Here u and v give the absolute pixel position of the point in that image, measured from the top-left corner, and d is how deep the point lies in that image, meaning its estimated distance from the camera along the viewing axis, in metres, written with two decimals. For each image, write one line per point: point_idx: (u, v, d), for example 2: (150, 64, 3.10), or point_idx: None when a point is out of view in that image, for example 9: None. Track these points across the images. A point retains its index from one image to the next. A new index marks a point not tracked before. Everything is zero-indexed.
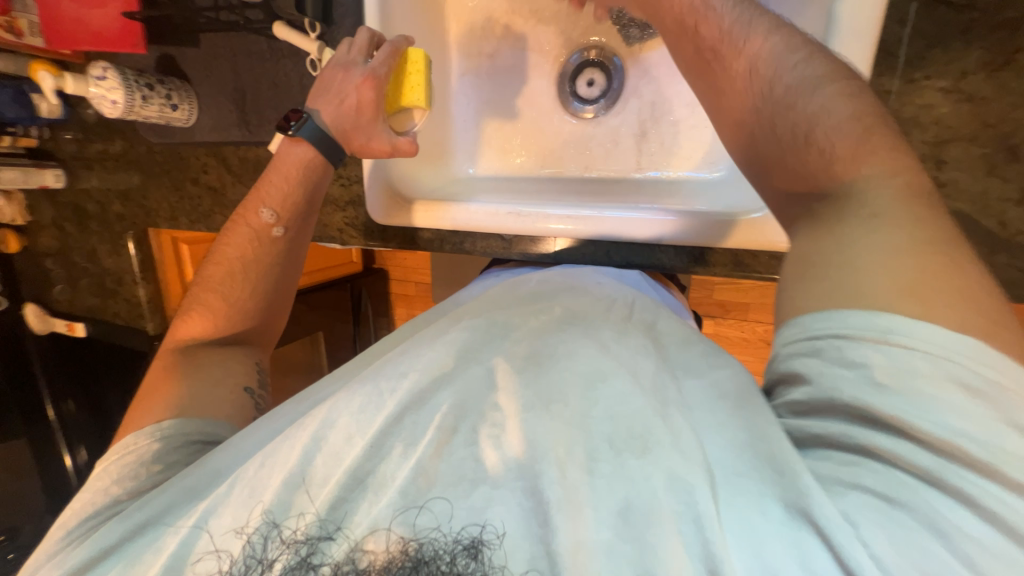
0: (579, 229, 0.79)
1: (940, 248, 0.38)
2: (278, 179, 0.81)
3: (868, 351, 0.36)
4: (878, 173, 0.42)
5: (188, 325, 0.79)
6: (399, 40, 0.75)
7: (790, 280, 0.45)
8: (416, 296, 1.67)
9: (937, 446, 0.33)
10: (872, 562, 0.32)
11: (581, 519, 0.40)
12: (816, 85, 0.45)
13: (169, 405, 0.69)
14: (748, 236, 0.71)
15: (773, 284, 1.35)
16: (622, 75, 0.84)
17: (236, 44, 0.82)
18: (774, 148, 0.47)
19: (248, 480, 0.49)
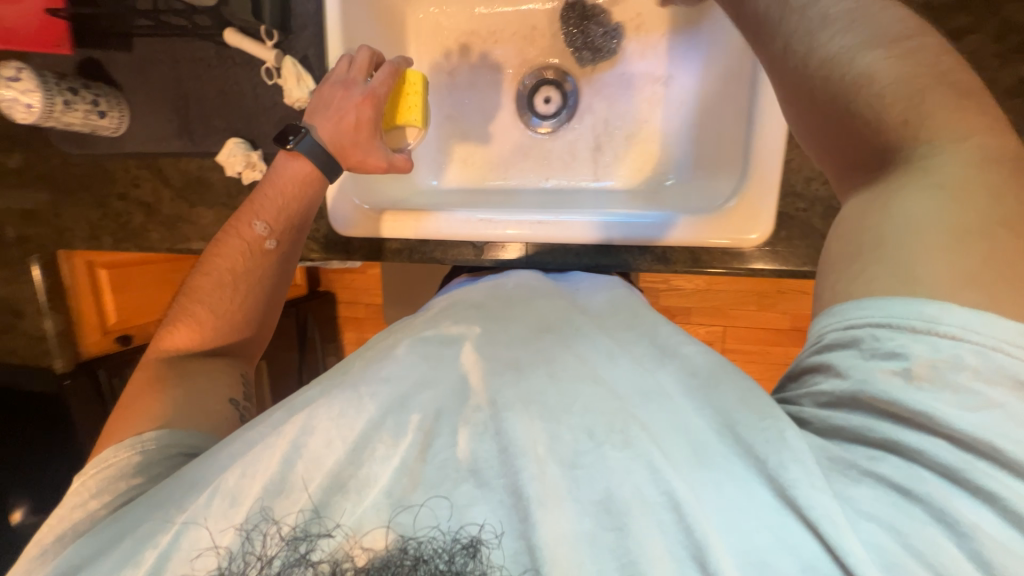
0: (532, 234, 0.74)
1: (997, 226, 0.39)
2: (271, 192, 0.70)
3: (915, 343, 0.37)
4: (942, 135, 0.43)
5: (172, 336, 0.68)
6: (399, 60, 0.69)
7: (840, 257, 0.45)
8: (367, 318, 1.83)
9: (964, 441, 0.35)
10: (870, 551, 0.35)
11: (563, 512, 0.41)
12: (874, 44, 0.45)
13: (157, 413, 0.59)
14: (707, 230, 0.69)
15: (709, 289, 1.48)
16: (577, 94, 0.85)
17: (182, 49, 0.77)
18: (835, 116, 0.46)
19: (228, 489, 0.45)
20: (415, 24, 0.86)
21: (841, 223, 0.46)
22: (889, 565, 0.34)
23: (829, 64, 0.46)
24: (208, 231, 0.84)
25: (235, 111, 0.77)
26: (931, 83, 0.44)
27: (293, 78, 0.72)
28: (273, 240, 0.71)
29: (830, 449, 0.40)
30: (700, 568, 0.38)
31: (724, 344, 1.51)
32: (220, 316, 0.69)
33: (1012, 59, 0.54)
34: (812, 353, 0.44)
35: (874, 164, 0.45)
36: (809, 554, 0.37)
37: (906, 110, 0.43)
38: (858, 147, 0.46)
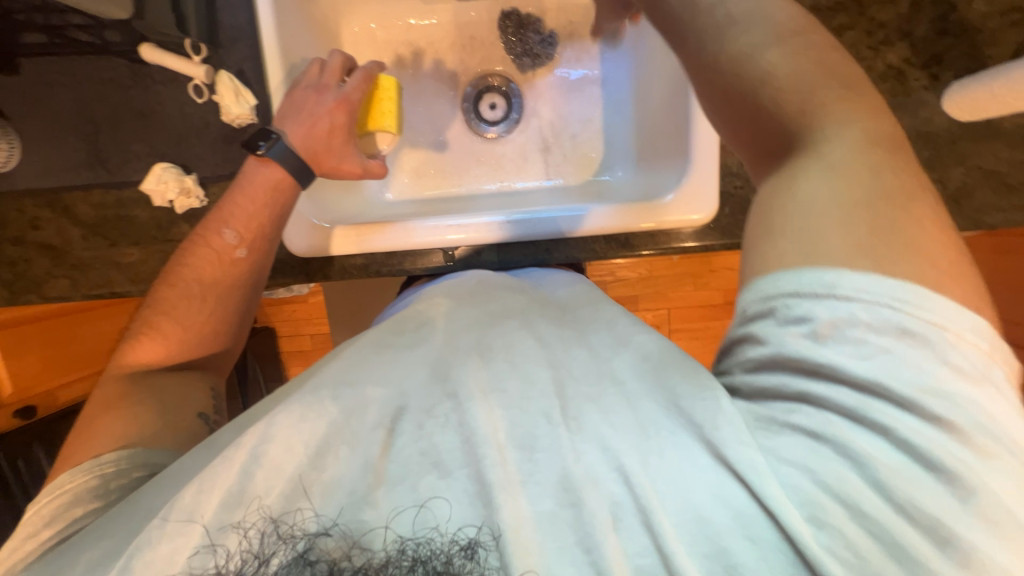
0: (485, 234, 0.74)
1: (882, 197, 0.40)
2: (242, 199, 0.66)
3: (818, 307, 0.38)
4: (835, 119, 0.43)
5: (133, 351, 0.62)
6: (372, 65, 0.72)
7: (750, 242, 0.44)
8: (313, 350, 1.70)
9: (863, 386, 0.37)
10: (781, 489, 0.38)
11: (520, 494, 0.42)
12: (776, 39, 0.45)
13: (118, 434, 0.54)
14: (648, 215, 0.72)
15: (652, 276, 1.59)
16: (520, 99, 0.88)
17: (87, 69, 0.69)
18: (742, 107, 0.46)
19: (184, 506, 0.42)
20: (351, 38, 0.85)
21: (751, 207, 0.46)
22: (807, 506, 0.37)
23: (737, 59, 0.46)
24: (136, 271, 0.74)
25: (159, 133, 0.71)
26: (822, 76, 0.44)
27: (231, 94, 0.69)
28: (244, 249, 0.66)
29: (750, 406, 0.41)
30: (648, 533, 0.40)
31: (671, 325, 1.63)
32: (189, 328, 0.63)
33: (880, 49, 0.65)
34: (737, 326, 0.43)
35: (775, 152, 0.45)
36: (739, 504, 0.39)
37: (802, 102, 0.44)
38: (763, 139, 0.46)
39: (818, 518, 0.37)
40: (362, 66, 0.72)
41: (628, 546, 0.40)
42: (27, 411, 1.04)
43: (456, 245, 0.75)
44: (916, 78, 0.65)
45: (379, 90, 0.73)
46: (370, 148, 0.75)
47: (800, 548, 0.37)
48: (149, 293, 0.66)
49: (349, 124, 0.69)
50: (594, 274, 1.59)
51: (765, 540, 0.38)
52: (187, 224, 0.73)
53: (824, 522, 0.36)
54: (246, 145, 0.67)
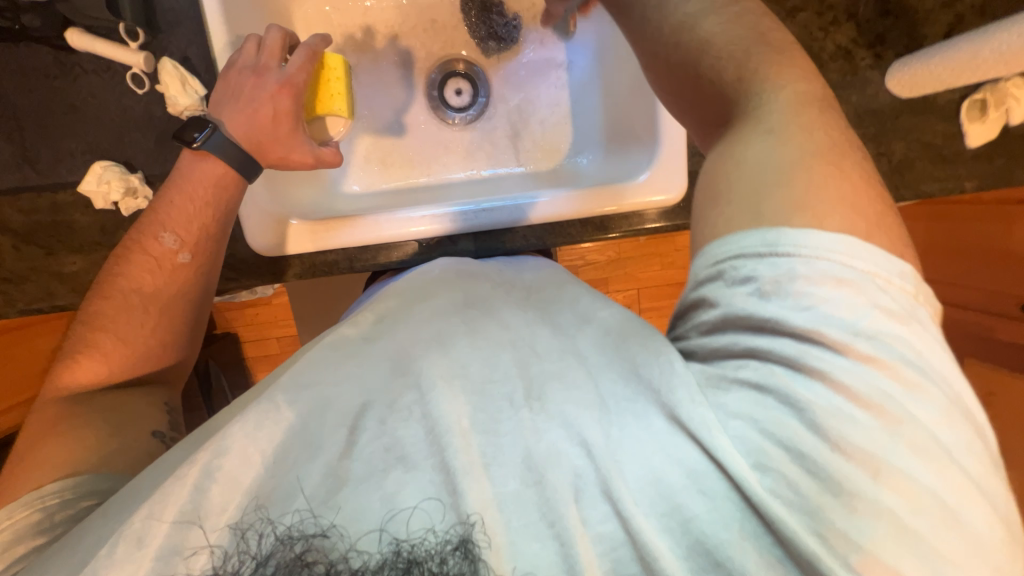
0: (440, 227, 0.73)
1: (815, 157, 0.42)
2: (179, 199, 0.62)
3: (760, 265, 0.39)
4: (770, 81, 0.45)
5: (72, 371, 0.57)
6: (314, 41, 0.66)
7: (701, 208, 0.46)
8: (280, 354, 1.63)
9: (804, 334, 0.38)
10: (731, 443, 0.38)
11: (485, 477, 0.40)
12: (712, 11, 0.49)
13: (59, 462, 0.50)
14: (621, 198, 0.74)
15: (621, 259, 1.62)
16: (487, 83, 0.87)
17: (5, 59, 0.62)
18: (683, 77, 0.49)
19: (135, 532, 0.40)
20: (305, 21, 0.80)
21: (701, 172, 0.48)
22: (754, 455, 0.37)
23: (677, 30, 0.49)
24: (79, 281, 0.68)
25: (95, 127, 0.65)
26: (756, 44, 0.47)
27: (177, 84, 0.64)
28: (186, 253, 0.62)
29: (703, 367, 0.42)
30: (608, 500, 0.39)
31: (640, 305, 1.68)
32: (132, 343, 0.59)
33: (829, 30, 0.69)
34: (691, 290, 0.45)
35: (717, 115, 0.48)
36: (692, 464, 0.39)
37: (739, 67, 0.46)
38: (705, 105, 0.49)
39: (763, 465, 0.37)
40: (303, 43, 0.66)
41: (590, 516, 0.40)
42: None
43: (420, 238, 0.75)
44: (862, 57, 0.69)
45: (326, 69, 0.69)
46: (321, 135, 0.72)
47: (747, 493, 0.37)
48: (83, 308, 0.61)
49: (296, 108, 0.65)
50: (566, 258, 1.61)
51: (717, 492, 0.38)
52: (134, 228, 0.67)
53: (770, 467, 0.37)
54: (177, 138, 0.62)
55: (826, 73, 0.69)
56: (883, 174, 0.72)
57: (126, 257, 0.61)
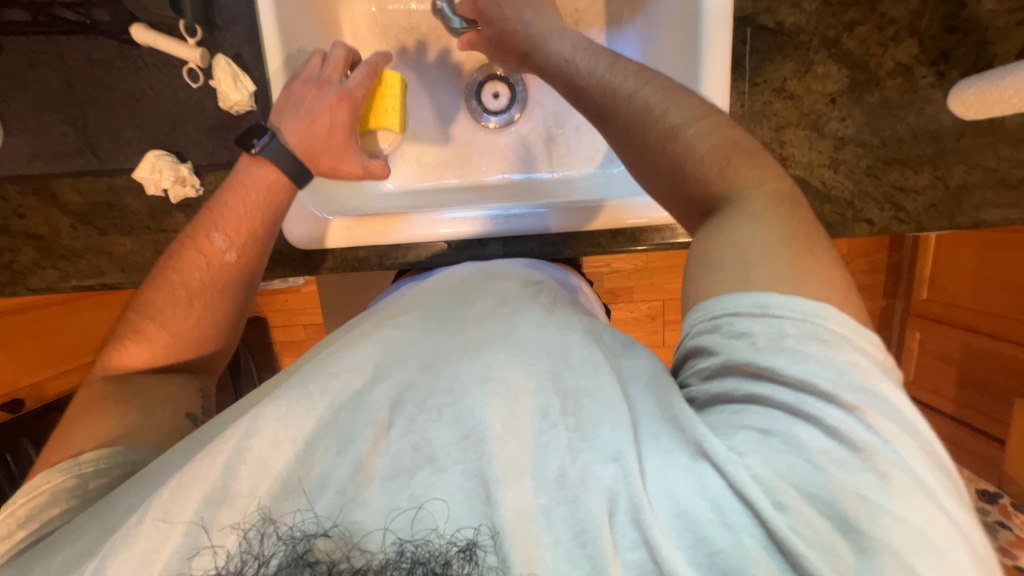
0: (468, 229, 0.74)
1: (794, 238, 0.42)
2: (233, 201, 0.64)
3: (754, 322, 0.39)
4: (751, 183, 0.45)
5: (120, 355, 0.60)
6: (376, 59, 0.68)
7: (693, 276, 0.45)
8: (306, 341, 1.67)
9: (796, 383, 0.37)
10: (754, 481, 0.36)
11: (522, 486, 0.39)
12: (691, 121, 0.48)
13: (101, 431, 0.53)
14: (655, 211, 0.72)
15: (649, 268, 1.59)
16: (524, 88, 0.87)
17: (75, 50, 0.66)
18: (672, 178, 0.48)
19: (162, 502, 0.41)
20: (352, 21, 0.82)
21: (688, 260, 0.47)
22: (769, 490, 0.35)
23: (661, 138, 0.48)
24: (128, 261, 0.72)
25: (151, 118, 0.68)
26: (734, 152, 0.47)
27: (229, 79, 0.66)
28: (233, 254, 0.63)
29: (704, 416, 0.41)
30: (636, 527, 0.37)
31: (665, 317, 1.64)
32: (178, 333, 0.62)
33: (889, 45, 0.65)
34: (688, 340, 0.44)
35: (699, 214, 0.47)
36: (715, 495, 0.37)
37: (721, 169, 0.46)
38: (690, 203, 0.48)
39: (781, 502, 0.35)
40: (366, 59, 0.68)
41: (620, 541, 0.37)
42: (13, 404, 1.02)
43: (447, 239, 0.75)
44: (923, 75, 0.65)
45: (383, 85, 0.71)
46: (371, 145, 0.79)
47: (769, 530, 0.35)
48: (136, 297, 0.64)
49: (351, 122, 0.67)
50: (590, 265, 1.59)
51: (742, 526, 0.36)
52: (182, 214, 0.71)
53: (786, 506, 0.35)
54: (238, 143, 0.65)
55: (881, 91, 0.66)
56: (939, 199, 0.68)
57: (178, 252, 0.64)
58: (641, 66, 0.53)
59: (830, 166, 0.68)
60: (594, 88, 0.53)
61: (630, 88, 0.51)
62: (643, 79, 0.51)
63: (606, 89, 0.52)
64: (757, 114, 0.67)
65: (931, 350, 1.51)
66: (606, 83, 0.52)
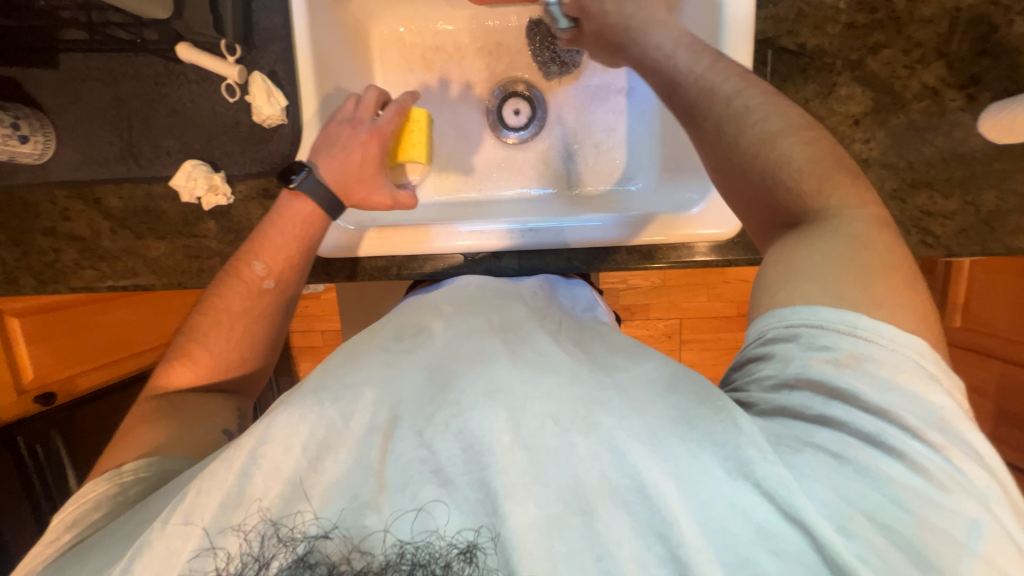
0: (486, 243, 0.74)
1: (887, 267, 0.41)
2: (272, 230, 0.67)
3: (841, 340, 0.38)
4: (845, 201, 0.44)
5: (170, 375, 0.64)
6: (405, 98, 0.72)
7: (768, 278, 0.44)
8: (323, 347, 1.70)
9: (880, 412, 0.36)
10: (815, 505, 0.35)
11: (530, 497, 0.39)
12: (792, 130, 0.46)
13: (146, 442, 0.55)
14: (673, 228, 0.72)
15: (666, 286, 1.58)
16: (545, 105, 0.88)
17: (124, 66, 0.71)
18: (758, 187, 0.46)
19: (184, 507, 0.42)
20: (381, 40, 0.85)
21: (763, 264, 0.46)
22: (835, 515, 0.35)
23: (757, 143, 0.46)
24: (161, 264, 0.76)
25: (190, 130, 0.72)
26: (832, 166, 0.45)
27: (263, 95, 0.70)
28: (271, 281, 0.67)
29: (763, 422, 0.39)
30: (663, 540, 0.37)
31: (681, 335, 1.61)
32: (217, 356, 0.65)
33: (916, 68, 0.64)
34: (756, 348, 0.43)
35: (781, 223, 0.46)
36: (763, 518, 0.36)
37: (816, 183, 0.44)
38: (773, 212, 0.46)
39: (846, 527, 0.35)
40: (395, 99, 0.72)
41: (645, 556, 0.37)
42: (46, 396, 1.05)
43: (462, 251, 0.75)
44: (952, 98, 0.64)
45: (411, 121, 0.74)
46: (400, 177, 0.79)
47: (827, 553, 0.35)
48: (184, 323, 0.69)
49: (382, 155, 0.70)
50: (606, 281, 1.59)
51: (791, 550, 0.35)
52: (213, 221, 0.75)
53: (853, 532, 0.35)
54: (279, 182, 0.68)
55: (907, 113, 0.65)
56: (970, 224, 0.66)
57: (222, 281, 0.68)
58: (741, 69, 0.52)
59: None
60: (690, 88, 0.51)
61: (728, 89, 0.49)
62: (741, 82, 0.50)
63: (699, 87, 0.51)
64: None
65: (965, 381, 1.44)
66: (703, 83, 0.50)
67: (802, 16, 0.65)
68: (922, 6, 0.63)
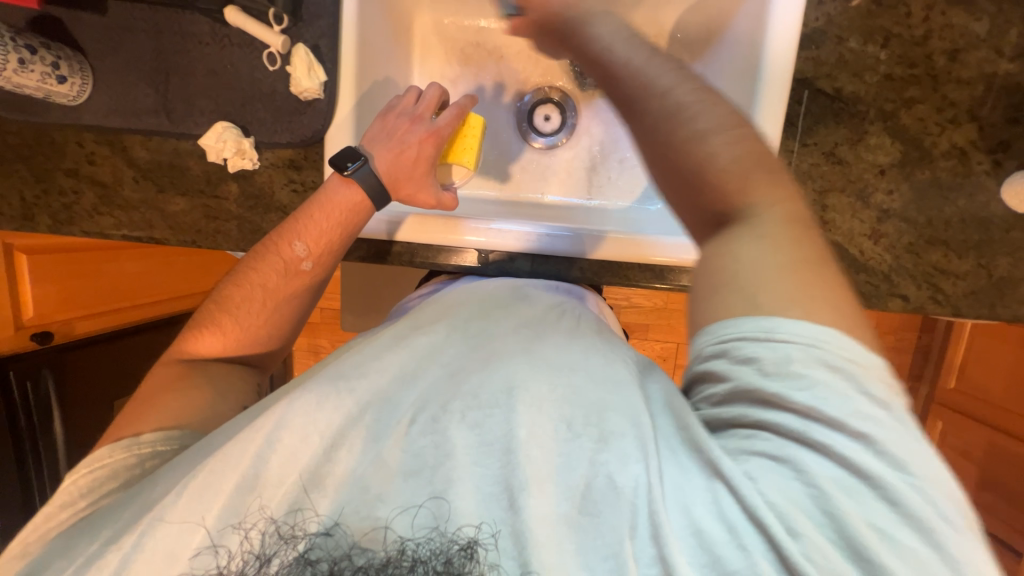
0: (498, 243, 0.74)
1: (806, 258, 0.40)
2: (318, 215, 0.68)
3: (760, 347, 0.37)
4: (768, 202, 0.42)
5: (197, 343, 0.66)
6: (465, 102, 0.73)
7: (699, 296, 0.42)
8: (321, 324, 1.70)
9: (800, 410, 0.36)
10: (764, 504, 0.35)
11: (545, 493, 0.40)
12: (719, 127, 0.45)
13: (165, 414, 0.57)
14: (689, 252, 0.73)
15: (669, 309, 1.58)
16: (576, 115, 0.89)
17: (169, 20, 0.72)
18: (683, 187, 0.45)
19: (197, 485, 0.42)
20: (424, 30, 0.86)
21: (693, 277, 0.44)
22: (781, 517, 0.35)
23: (685, 137, 0.45)
24: (177, 220, 0.77)
25: (226, 92, 0.73)
26: (757, 167, 0.44)
27: (304, 68, 0.70)
28: (310, 263, 0.68)
29: (716, 438, 0.39)
30: (654, 542, 0.37)
31: (677, 360, 1.62)
32: (247, 331, 0.67)
33: (948, 127, 0.65)
34: (694, 361, 0.42)
35: (707, 226, 0.44)
36: (729, 516, 0.36)
37: (740, 184, 0.43)
38: (701, 212, 0.45)
39: (794, 528, 0.35)
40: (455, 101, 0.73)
41: (638, 555, 0.37)
42: (43, 335, 1.03)
43: (472, 247, 0.76)
44: (979, 162, 0.65)
45: (466, 126, 0.75)
46: (444, 177, 0.79)
47: (782, 554, 0.34)
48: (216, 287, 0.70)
49: (435, 155, 0.71)
50: (610, 296, 1.59)
51: (757, 549, 0.35)
52: (235, 184, 0.75)
53: (799, 532, 0.34)
54: (331, 162, 0.68)
55: (933, 169, 0.66)
56: (979, 287, 0.67)
57: (260, 255, 0.69)
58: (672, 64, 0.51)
59: (870, 237, 0.68)
60: (623, 83, 0.49)
61: (663, 82, 0.47)
62: (675, 76, 0.48)
63: (636, 80, 0.48)
64: (802, 173, 0.67)
65: (953, 443, 1.44)
66: (633, 76, 0.48)
67: (844, 61, 0.66)
68: (961, 68, 0.64)
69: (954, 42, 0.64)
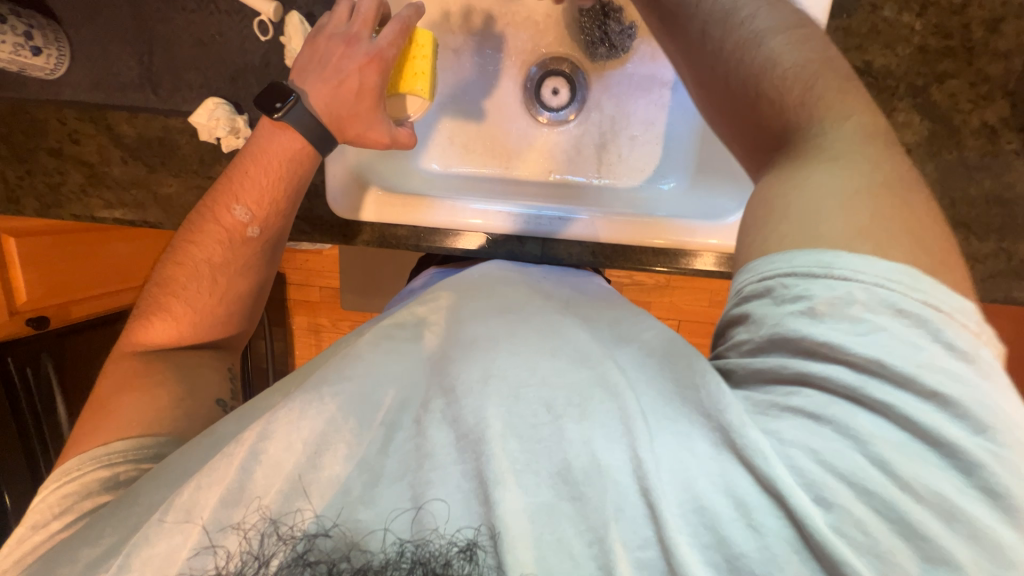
0: (499, 225, 0.72)
1: (880, 188, 0.39)
2: (256, 169, 0.64)
3: (814, 285, 0.37)
4: (835, 114, 0.43)
5: (147, 331, 0.64)
6: (408, 15, 0.63)
7: (753, 228, 0.43)
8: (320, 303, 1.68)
9: (859, 362, 0.34)
10: (787, 469, 0.34)
11: (517, 485, 0.38)
12: (774, 33, 0.47)
13: (131, 423, 0.55)
14: (706, 236, 0.70)
15: (671, 286, 1.57)
16: (585, 89, 0.84)
17: None
18: (741, 99, 0.47)
19: (183, 502, 0.41)
20: None
21: (750, 211, 0.45)
22: (806, 483, 0.34)
23: (739, 42, 0.47)
24: (171, 202, 0.73)
25: (214, 64, 0.68)
26: (820, 74, 0.45)
27: (299, 39, 0.66)
28: (256, 227, 0.65)
29: (747, 391, 0.38)
30: (652, 523, 0.36)
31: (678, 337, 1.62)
32: (200, 311, 0.65)
33: (979, 104, 0.62)
34: (733, 306, 0.42)
35: (768, 139, 0.46)
36: (739, 490, 0.35)
37: (802, 93, 0.44)
38: (755, 125, 0.47)
39: (823, 498, 0.33)
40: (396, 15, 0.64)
41: (627, 539, 0.36)
42: (39, 320, 1.01)
43: (473, 229, 0.74)
44: (1008, 140, 0.62)
45: (413, 46, 0.67)
46: (397, 113, 0.70)
47: (805, 529, 0.33)
48: (157, 273, 0.67)
49: (379, 85, 0.63)
50: (611, 274, 1.57)
51: (768, 526, 0.34)
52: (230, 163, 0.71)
53: (830, 502, 0.33)
54: (261, 108, 0.64)
55: (960, 150, 0.63)
56: (998, 270, 0.65)
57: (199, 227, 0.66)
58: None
59: None
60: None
61: None
62: None
63: None
64: None
65: None
66: None
67: (876, 32, 0.62)
68: (999, 39, 0.61)
69: (994, 11, 0.60)
